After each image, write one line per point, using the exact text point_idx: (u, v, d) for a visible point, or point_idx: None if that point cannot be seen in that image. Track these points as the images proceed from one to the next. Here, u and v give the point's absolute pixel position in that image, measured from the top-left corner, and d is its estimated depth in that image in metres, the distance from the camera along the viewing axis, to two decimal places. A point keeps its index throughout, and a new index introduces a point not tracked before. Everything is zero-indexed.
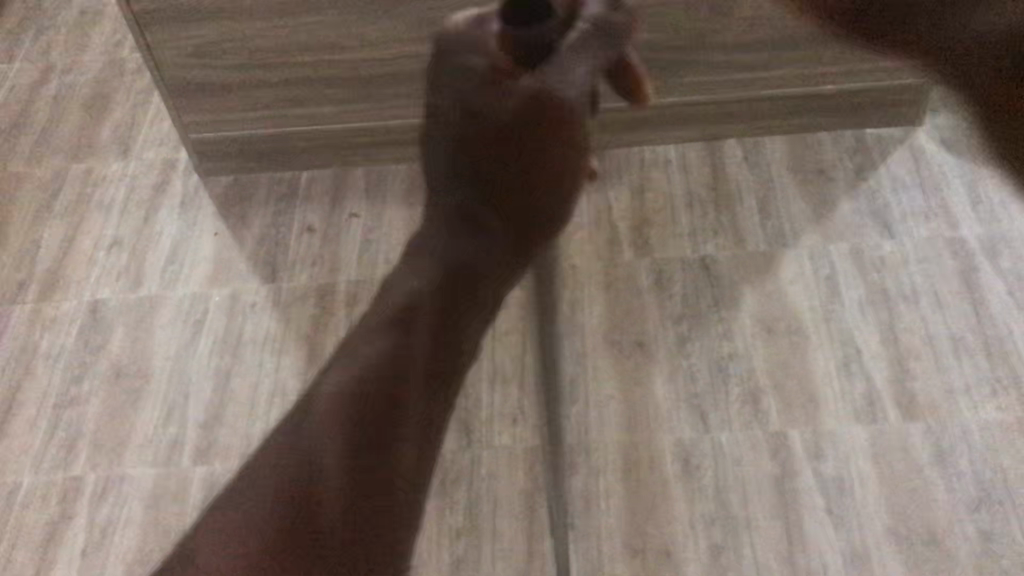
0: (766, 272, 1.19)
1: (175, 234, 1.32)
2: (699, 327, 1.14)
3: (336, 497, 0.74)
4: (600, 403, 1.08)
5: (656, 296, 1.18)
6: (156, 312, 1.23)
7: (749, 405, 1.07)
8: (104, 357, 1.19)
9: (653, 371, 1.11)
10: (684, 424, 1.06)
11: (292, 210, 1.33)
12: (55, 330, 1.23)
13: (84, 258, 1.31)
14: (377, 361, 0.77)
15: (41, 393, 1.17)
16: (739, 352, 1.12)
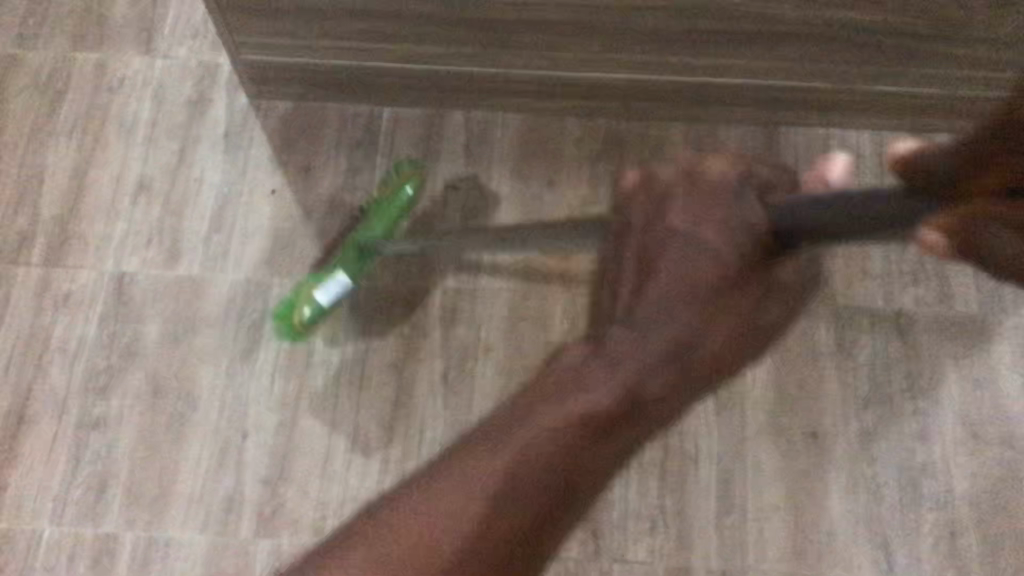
0: (977, 352, 0.93)
1: (220, 184, 1.03)
2: (889, 418, 0.91)
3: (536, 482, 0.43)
4: (762, 519, 0.88)
5: (837, 369, 0.93)
6: (199, 302, 0.97)
7: (944, 545, 0.87)
8: (135, 360, 0.95)
9: (829, 482, 0.89)
10: (866, 562, 0.87)
11: (372, 170, 1.03)
12: (69, 311, 0.97)
13: (102, 205, 1.01)
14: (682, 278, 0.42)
15: (58, 404, 0.94)
16: (935, 466, 0.90)
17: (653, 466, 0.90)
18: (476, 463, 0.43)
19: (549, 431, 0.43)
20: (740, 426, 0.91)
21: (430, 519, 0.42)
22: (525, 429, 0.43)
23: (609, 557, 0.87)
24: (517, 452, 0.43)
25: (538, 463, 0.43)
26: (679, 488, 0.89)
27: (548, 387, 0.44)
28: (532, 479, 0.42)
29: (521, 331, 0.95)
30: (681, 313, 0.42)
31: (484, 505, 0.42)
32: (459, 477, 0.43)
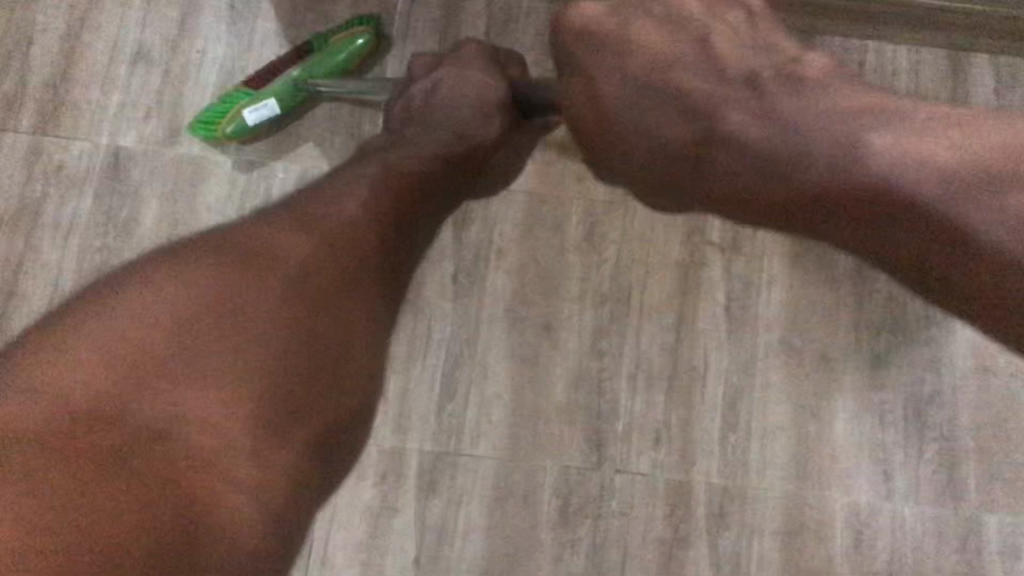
0: None
1: (223, 56, 0.96)
2: (900, 346, 0.90)
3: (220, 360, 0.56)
4: (766, 437, 0.88)
5: (856, 292, 0.91)
6: (200, 184, 0.93)
7: (944, 472, 0.88)
8: (132, 241, 0.92)
9: (835, 405, 0.89)
10: (864, 485, 0.88)
11: (384, 53, 0.95)
12: (62, 185, 0.93)
13: (97, 72, 0.95)
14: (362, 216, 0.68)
15: (51, 282, 0.91)
16: (943, 394, 0.89)
17: (662, 379, 0.89)
18: (169, 290, 0.56)
19: (264, 238, 0.62)
20: (750, 346, 0.90)
21: (168, 345, 0.54)
22: (236, 260, 0.59)
23: (612, 468, 0.87)
24: (272, 281, 0.59)
25: (315, 261, 0.62)
26: (686, 401, 0.89)
27: (301, 227, 0.64)
28: (304, 308, 0.59)
29: (535, 235, 0.91)
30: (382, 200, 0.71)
31: (164, 327, 0.54)
32: (217, 292, 0.57)
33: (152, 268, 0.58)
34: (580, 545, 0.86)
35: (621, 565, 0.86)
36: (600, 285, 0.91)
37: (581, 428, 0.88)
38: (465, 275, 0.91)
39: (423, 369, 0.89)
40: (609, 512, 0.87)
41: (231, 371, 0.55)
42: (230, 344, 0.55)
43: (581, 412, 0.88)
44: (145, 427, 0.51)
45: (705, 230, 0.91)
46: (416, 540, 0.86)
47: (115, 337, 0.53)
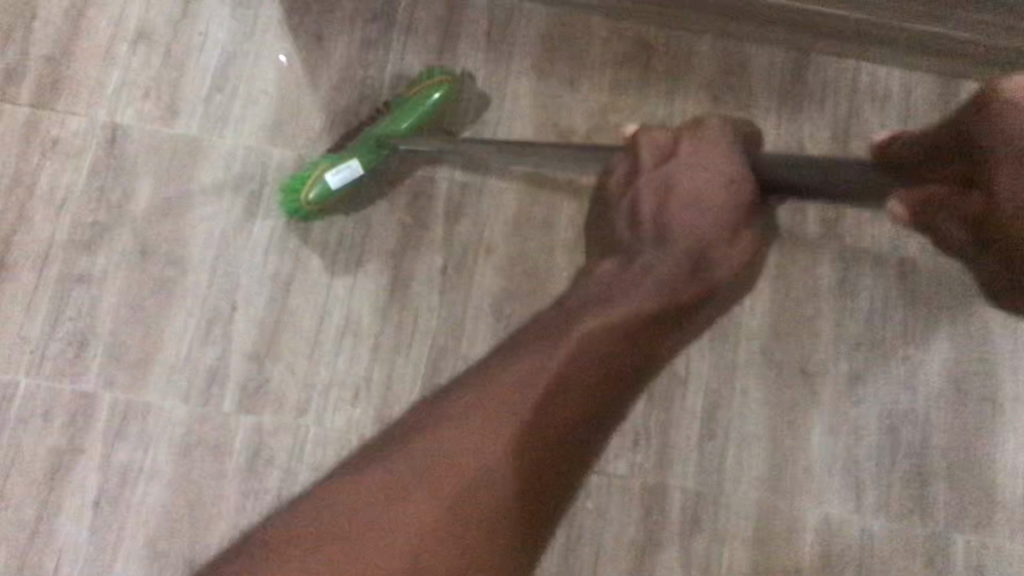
0: (974, 305, 0.93)
1: (224, 41, 0.96)
2: (877, 362, 0.92)
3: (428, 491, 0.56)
4: (741, 446, 0.90)
5: (836, 308, 0.93)
6: (196, 166, 0.93)
7: (914, 489, 0.89)
8: (124, 219, 0.92)
9: (811, 418, 0.90)
10: (835, 498, 0.89)
11: (385, 47, 0.96)
12: (57, 159, 0.93)
13: (98, 49, 0.95)
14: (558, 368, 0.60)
15: (39, 255, 0.91)
16: (916, 412, 0.91)
17: (642, 383, 0.90)
18: (337, 535, 0.55)
19: (524, 371, 0.60)
20: (731, 353, 0.91)
21: (438, 521, 0.55)
22: (395, 476, 0.57)
23: (589, 467, 0.88)
24: (487, 432, 0.57)
25: (506, 450, 0.57)
26: (665, 406, 0.90)
27: (493, 373, 0.61)
28: (524, 449, 0.58)
29: (524, 234, 0.93)
30: (668, 272, 0.64)
31: (426, 511, 0.55)
32: (413, 473, 0.57)
33: (346, 474, 0.59)
34: (553, 543, 0.87)
35: (592, 566, 0.87)
36: None
37: None
38: (454, 269, 0.92)
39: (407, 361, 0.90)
40: (584, 513, 0.88)
41: (484, 530, 0.56)
42: (431, 497, 0.55)
43: None
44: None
45: None
46: None
47: (310, 536, 0.55)
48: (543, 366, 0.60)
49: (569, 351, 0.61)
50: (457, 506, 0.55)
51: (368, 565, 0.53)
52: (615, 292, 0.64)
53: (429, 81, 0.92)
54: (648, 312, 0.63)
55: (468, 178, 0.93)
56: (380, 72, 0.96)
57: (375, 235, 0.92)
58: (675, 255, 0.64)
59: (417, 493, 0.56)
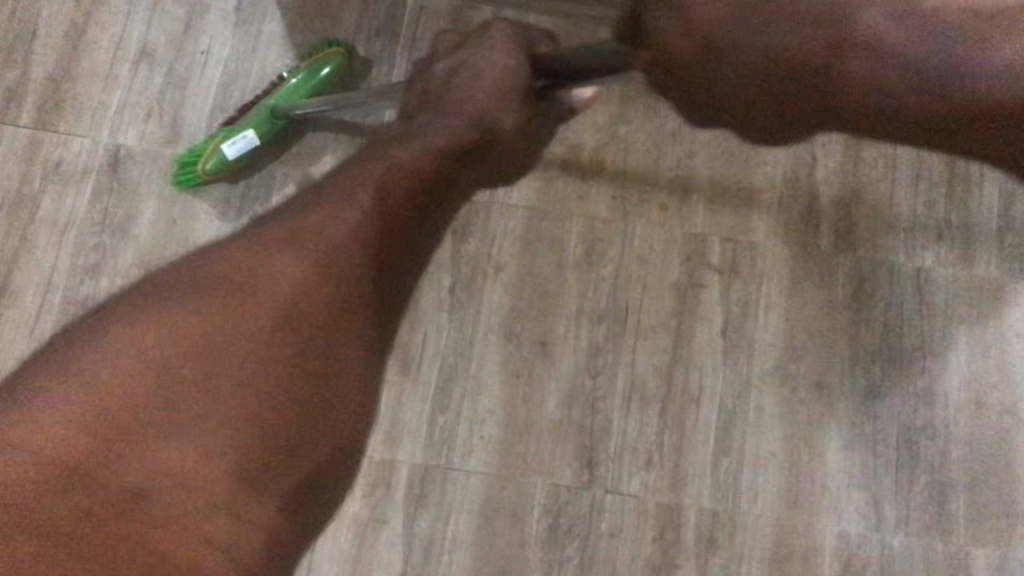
0: (991, 317, 0.92)
1: (227, 59, 0.95)
2: (894, 376, 0.90)
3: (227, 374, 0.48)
4: (757, 463, 0.88)
5: (851, 321, 0.91)
6: (199, 187, 0.92)
7: (933, 504, 0.88)
8: (127, 241, 0.91)
9: (828, 433, 0.89)
10: (853, 514, 0.88)
11: (389, 62, 0.95)
12: (58, 181, 0.92)
13: (99, 69, 0.94)
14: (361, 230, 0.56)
15: (43, 279, 0.90)
16: (935, 426, 0.89)
17: (655, 400, 0.89)
18: (108, 385, 0.45)
19: (325, 214, 0.56)
20: (745, 369, 0.90)
21: (252, 376, 0.48)
22: (133, 339, 0.47)
23: (602, 487, 0.87)
24: (253, 310, 0.50)
25: (313, 269, 0.53)
26: (679, 423, 0.89)
27: (292, 227, 0.55)
28: (334, 274, 0.54)
29: (534, 251, 0.91)
30: (422, 161, 0.62)
31: (137, 388, 0.45)
32: (215, 324, 0.49)
33: (51, 349, 0.48)
34: (567, 564, 0.86)
35: None
36: (597, 303, 0.90)
37: (572, 448, 0.88)
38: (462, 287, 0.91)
39: (416, 381, 0.89)
40: (598, 533, 0.86)
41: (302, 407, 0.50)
42: (210, 385, 0.47)
43: (573, 430, 0.88)
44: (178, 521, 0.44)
45: (705, 253, 0.91)
46: (402, 553, 0.85)
47: (141, 388, 0.46)
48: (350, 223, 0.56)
49: (371, 191, 0.58)
50: (174, 375, 0.46)
51: (143, 446, 0.44)
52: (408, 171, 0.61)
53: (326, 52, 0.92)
54: (416, 167, 0.62)
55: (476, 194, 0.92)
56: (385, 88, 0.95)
57: None
58: (448, 126, 0.63)
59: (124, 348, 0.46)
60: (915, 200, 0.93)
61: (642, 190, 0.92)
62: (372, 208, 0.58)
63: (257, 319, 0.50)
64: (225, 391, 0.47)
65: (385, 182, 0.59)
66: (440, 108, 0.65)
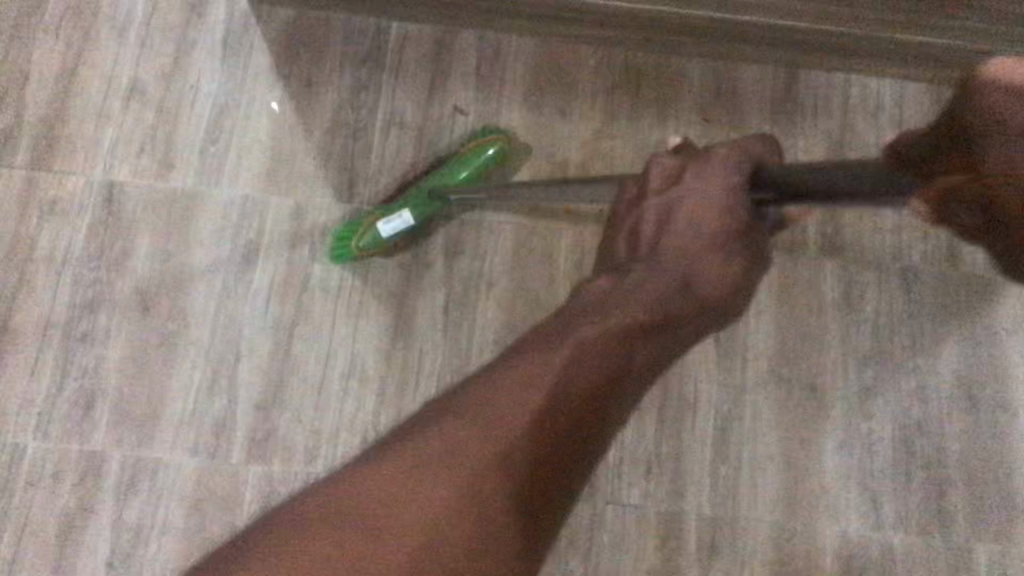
0: (981, 312, 0.92)
1: (217, 94, 0.97)
2: (887, 375, 0.91)
3: (426, 527, 0.48)
4: (755, 467, 0.89)
5: (841, 323, 0.92)
6: (194, 219, 0.94)
7: (933, 502, 0.88)
8: (125, 275, 0.92)
9: (824, 435, 0.90)
10: (853, 515, 0.88)
11: (376, 88, 0.97)
12: (55, 219, 0.93)
13: (91, 108, 0.96)
14: (559, 385, 0.55)
15: (42, 316, 0.91)
16: (930, 424, 0.90)
17: (652, 410, 0.90)
18: (337, 518, 0.48)
19: (534, 364, 0.56)
20: (739, 374, 0.91)
21: (445, 547, 0.48)
22: (379, 470, 0.50)
23: (603, 498, 0.88)
24: (452, 475, 0.50)
25: (495, 435, 0.52)
26: (676, 431, 0.89)
27: (510, 379, 0.55)
28: (507, 473, 0.51)
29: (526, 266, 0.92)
30: (645, 295, 0.60)
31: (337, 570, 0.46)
32: (433, 460, 0.50)
33: (306, 488, 0.51)
34: None
35: None
36: None
37: None
38: (456, 306, 0.92)
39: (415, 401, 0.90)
40: (600, 545, 0.87)
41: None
42: (419, 536, 0.48)
43: None
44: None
45: None
46: None
47: (357, 522, 0.48)
48: (552, 366, 0.56)
49: (560, 365, 0.56)
50: (394, 518, 0.48)
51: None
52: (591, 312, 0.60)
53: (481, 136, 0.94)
54: (639, 312, 0.60)
55: (466, 214, 0.94)
56: (372, 113, 0.96)
57: (375, 276, 0.93)
58: (666, 278, 0.61)
59: (371, 493, 0.49)
60: None
61: None
62: (570, 356, 0.57)
63: (470, 461, 0.50)
64: (433, 527, 0.48)
65: (581, 352, 0.57)
66: (654, 256, 0.62)
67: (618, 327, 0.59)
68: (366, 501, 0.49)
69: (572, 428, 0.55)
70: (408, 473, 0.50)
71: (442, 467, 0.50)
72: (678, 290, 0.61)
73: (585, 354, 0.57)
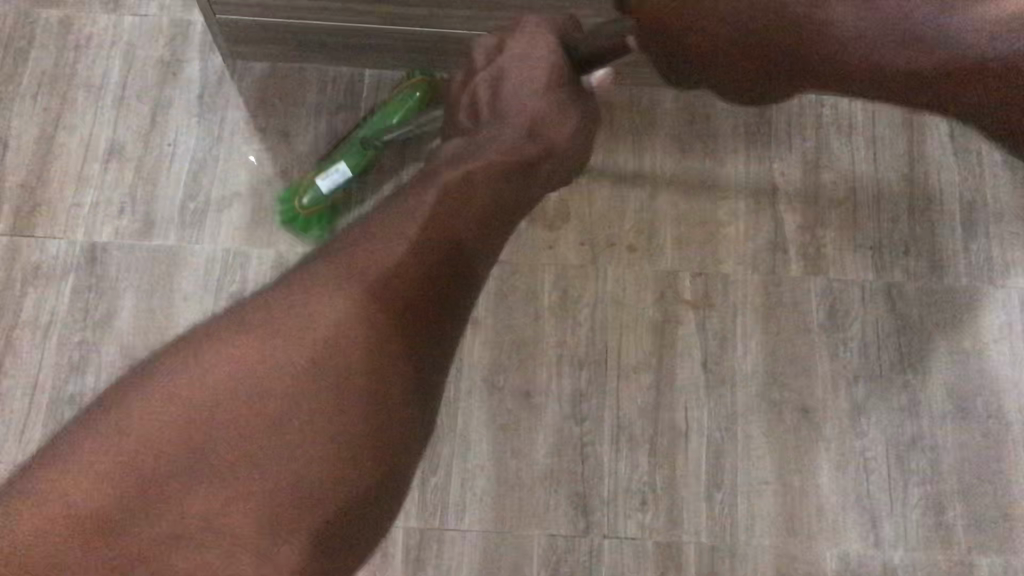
0: (967, 324, 0.92)
1: (195, 151, 0.98)
2: (878, 392, 0.91)
3: (211, 467, 0.49)
4: (751, 493, 0.88)
5: (829, 342, 0.92)
6: (177, 275, 0.94)
7: (931, 517, 0.88)
8: (110, 336, 0.92)
9: (818, 456, 0.89)
10: (852, 535, 0.88)
11: None
12: (39, 283, 0.94)
13: (71, 172, 0.97)
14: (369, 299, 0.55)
15: (29, 382, 0.91)
16: (924, 440, 0.90)
17: (644, 440, 0.89)
18: (143, 426, 0.50)
19: (359, 255, 0.57)
20: (729, 401, 0.90)
21: (243, 486, 0.49)
22: (171, 400, 0.50)
23: (600, 533, 0.87)
24: (248, 405, 0.50)
25: (302, 351, 0.52)
26: (669, 461, 0.89)
27: (323, 282, 0.56)
28: (332, 403, 0.51)
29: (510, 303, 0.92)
30: (477, 186, 0.64)
31: (177, 419, 0.50)
32: (228, 383, 0.50)
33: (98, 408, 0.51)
34: None
35: None
36: (577, 350, 0.91)
37: (565, 496, 0.88)
38: None
39: None
40: None
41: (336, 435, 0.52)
42: (212, 471, 0.49)
43: (565, 478, 0.88)
44: (183, 571, 0.48)
45: (678, 290, 0.93)
46: None
47: (140, 452, 0.49)
48: (366, 279, 0.55)
49: (369, 282, 0.55)
50: (184, 450, 0.49)
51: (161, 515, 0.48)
52: (411, 228, 0.60)
53: (411, 80, 0.94)
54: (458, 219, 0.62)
55: None
56: None
57: None
58: (506, 135, 0.68)
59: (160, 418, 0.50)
60: (879, 218, 0.95)
61: (610, 235, 0.93)
62: (382, 274, 0.56)
63: (267, 398, 0.50)
64: (231, 452, 0.50)
65: (396, 277, 0.56)
66: (496, 116, 0.70)
67: (435, 241, 0.60)
68: (143, 431, 0.49)
69: (378, 352, 0.54)
70: (204, 399, 0.50)
71: (236, 390, 0.50)
72: (518, 150, 0.67)
73: (399, 275, 0.57)
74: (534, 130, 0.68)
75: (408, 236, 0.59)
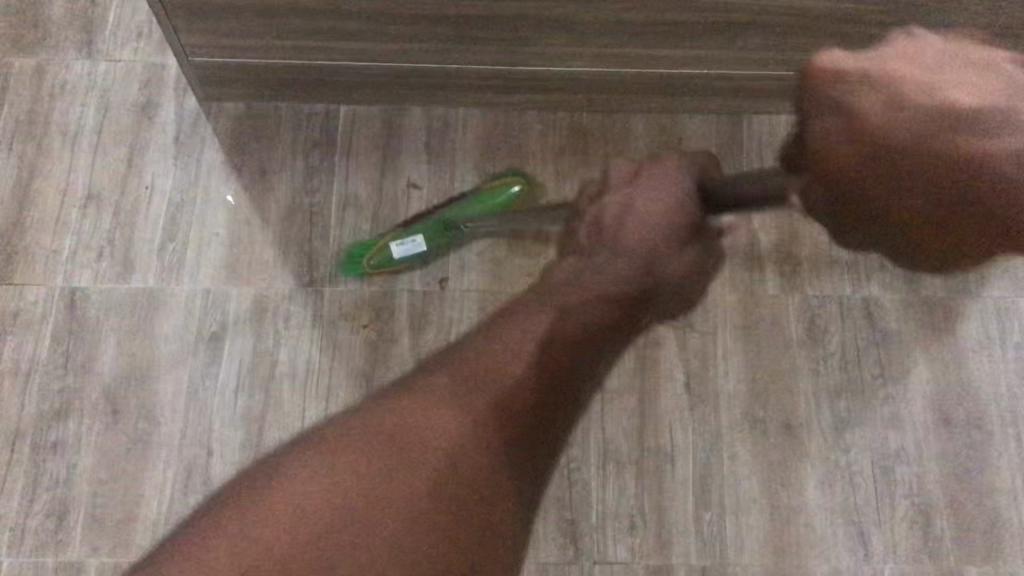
0: (944, 335, 0.93)
1: (172, 193, 0.98)
2: (859, 406, 0.91)
3: (424, 469, 0.54)
4: (739, 512, 0.88)
5: (810, 358, 0.93)
6: (158, 317, 0.94)
7: (919, 529, 0.88)
8: (92, 381, 0.92)
9: (804, 473, 0.89)
10: (842, 550, 0.88)
11: (330, 171, 0.98)
12: (18, 331, 0.94)
13: (48, 219, 0.97)
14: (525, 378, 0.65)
15: (10, 431, 0.91)
16: (907, 452, 0.90)
17: (630, 463, 0.90)
18: (324, 467, 0.54)
19: (487, 354, 0.66)
20: (713, 421, 0.91)
21: (433, 479, 0.54)
22: (352, 442, 0.56)
23: (589, 559, 0.87)
24: (430, 428, 0.57)
25: (460, 405, 0.60)
26: (656, 484, 0.89)
27: (458, 370, 0.64)
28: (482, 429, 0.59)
29: None
30: (588, 297, 0.74)
31: (334, 465, 0.54)
32: (398, 422, 0.57)
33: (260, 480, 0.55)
34: None
35: None
36: None
37: (554, 524, 0.88)
38: None
39: None
40: None
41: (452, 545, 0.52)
42: (406, 471, 0.54)
43: (552, 505, 0.88)
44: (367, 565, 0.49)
45: None
46: None
47: (338, 476, 0.53)
48: (510, 364, 0.65)
49: (512, 363, 0.65)
50: (378, 464, 0.54)
51: (361, 512, 0.51)
52: (537, 331, 0.69)
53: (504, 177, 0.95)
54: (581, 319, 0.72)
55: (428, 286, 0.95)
56: (327, 197, 0.98)
57: (342, 356, 0.93)
58: (616, 267, 0.76)
59: (341, 455, 0.55)
60: None
61: None
62: (526, 361, 0.66)
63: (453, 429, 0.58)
64: (418, 464, 0.55)
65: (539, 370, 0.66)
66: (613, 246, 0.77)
67: (560, 347, 0.69)
68: (339, 459, 0.55)
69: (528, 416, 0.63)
70: (380, 432, 0.56)
71: (414, 424, 0.57)
72: (629, 278, 0.75)
73: (539, 366, 0.66)
74: (653, 269, 0.76)
75: (537, 338, 0.68)
